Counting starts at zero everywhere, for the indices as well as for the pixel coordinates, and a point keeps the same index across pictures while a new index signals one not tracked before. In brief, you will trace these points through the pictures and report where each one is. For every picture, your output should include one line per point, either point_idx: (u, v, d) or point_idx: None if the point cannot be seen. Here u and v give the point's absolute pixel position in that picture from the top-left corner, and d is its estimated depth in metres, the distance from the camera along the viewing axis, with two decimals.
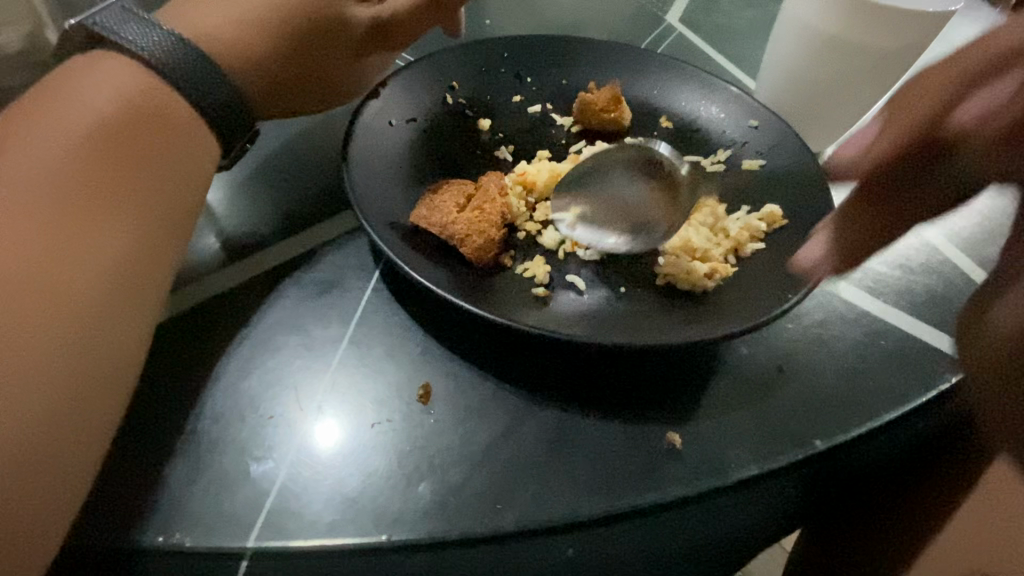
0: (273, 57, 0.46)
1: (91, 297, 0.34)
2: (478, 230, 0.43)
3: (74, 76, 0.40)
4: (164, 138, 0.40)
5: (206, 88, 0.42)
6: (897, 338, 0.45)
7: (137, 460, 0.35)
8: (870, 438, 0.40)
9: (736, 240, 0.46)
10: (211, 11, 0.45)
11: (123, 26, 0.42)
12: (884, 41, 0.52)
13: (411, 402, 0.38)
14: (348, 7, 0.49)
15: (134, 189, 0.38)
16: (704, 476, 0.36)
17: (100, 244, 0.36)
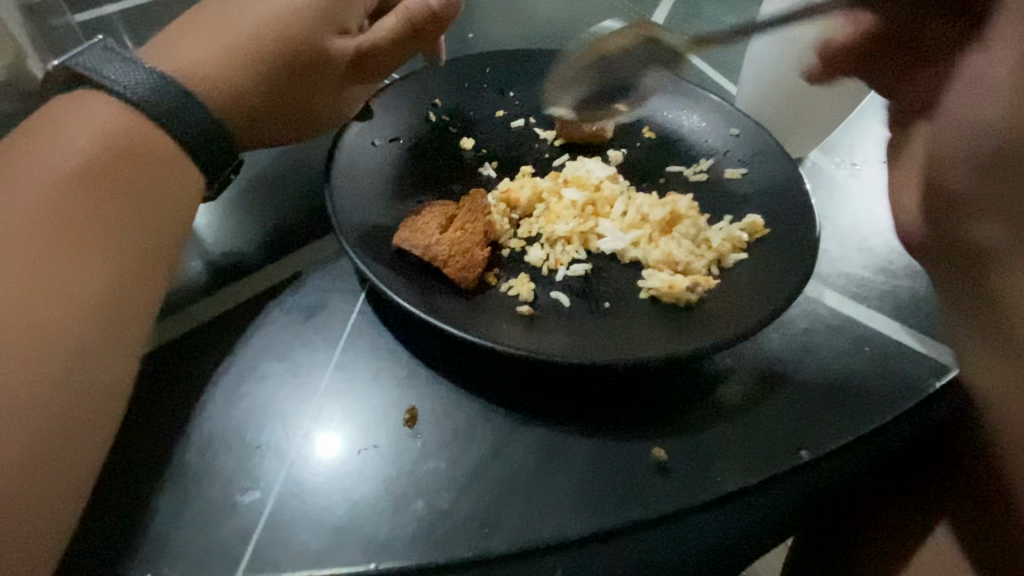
0: (253, 91, 0.46)
1: (76, 338, 0.34)
2: (461, 251, 0.43)
3: (57, 115, 0.40)
4: (145, 170, 0.40)
5: (189, 122, 0.42)
6: (881, 344, 0.45)
7: (125, 493, 0.35)
8: (857, 446, 0.40)
9: (718, 252, 0.46)
10: (195, 45, 0.45)
11: (108, 67, 0.42)
12: None
13: (397, 426, 0.38)
14: (326, 39, 0.48)
15: (115, 223, 0.38)
16: (691, 491, 0.36)
17: (83, 280, 0.36)
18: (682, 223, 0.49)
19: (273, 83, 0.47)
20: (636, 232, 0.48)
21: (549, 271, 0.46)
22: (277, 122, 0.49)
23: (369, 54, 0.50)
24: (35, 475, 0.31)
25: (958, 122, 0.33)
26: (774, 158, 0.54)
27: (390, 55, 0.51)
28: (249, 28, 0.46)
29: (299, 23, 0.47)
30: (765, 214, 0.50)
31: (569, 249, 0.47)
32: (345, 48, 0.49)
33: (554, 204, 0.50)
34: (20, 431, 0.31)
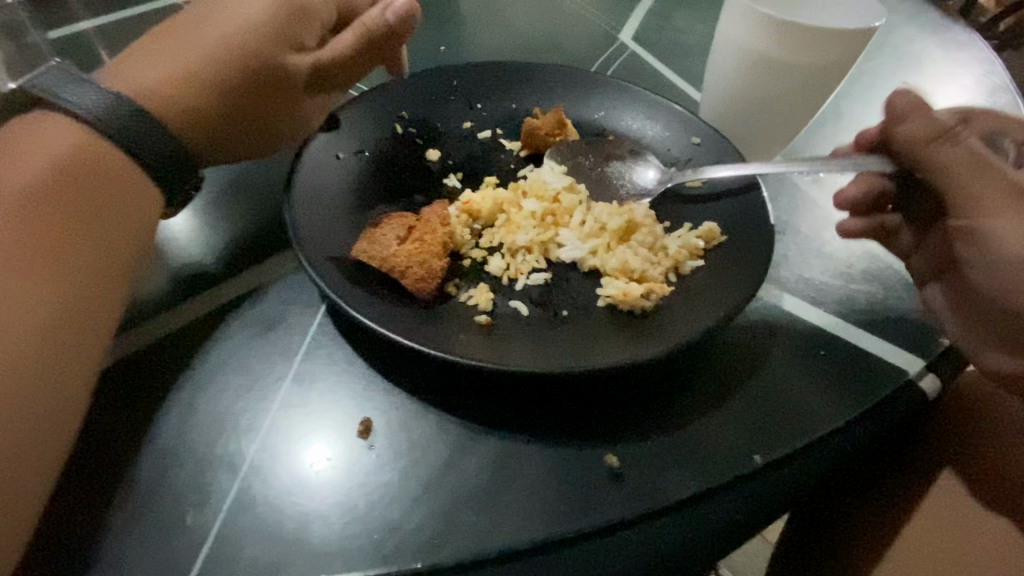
0: (212, 109, 0.46)
1: (25, 357, 0.34)
2: (419, 262, 0.43)
3: (15, 137, 0.41)
4: (101, 189, 0.40)
5: (148, 142, 0.43)
6: (836, 348, 0.46)
7: (74, 513, 0.34)
8: (814, 449, 0.40)
9: (675, 259, 0.47)
10: (153, 65, 0.46)
11: (65, 87, 0.42)
12: (813, 60, 0.53)
13: (353, 439, 0.38)
14: (283, 56, 0.49)
15: (69, 241, 0.38)
16: (643, 497, 0.36)
17: (35, 298, 0.36)
18: (639, 231, 0.49)
19: (233, 100, 0.47)
20: (594, 241, 0.49)
21: (509, 280, 0.46)
22: (236, 140, 0.49)
23: (331, 67, 0.52)
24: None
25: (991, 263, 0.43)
26: (734, 166, 0.55)
27: (349, 68, 0.53)
28: (206, 48, 0.47)
29: (257, 41, 0.48)
30: (725, 221, 0.50)
31: (528, 258, 0.48)
32: (307, 64, 0.50)
33: (514, 214, 0.51)
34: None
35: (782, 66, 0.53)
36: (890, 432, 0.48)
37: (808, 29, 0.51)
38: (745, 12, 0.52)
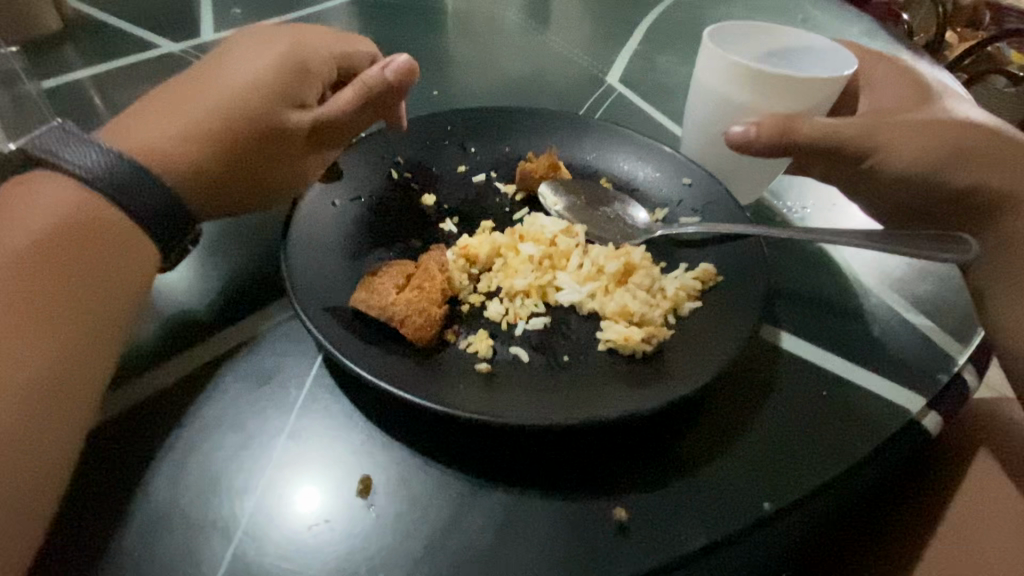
0: (208, 164, 0.46)
1: (10, 423, 0.34)
2: (418, 310, 0.43)
3: (18, 196, 0.41)
4: (99, 245, 0.40)
5: (143, 198, 0.42)
6: (835, 386, 0.46)
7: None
8: (821, 492, 0.40)
9: (673, 301, 0.47)
10: (156, 123, 0.46)
11: (65, 147, 0.42)
12: (793, 106, 0.52)
13: (351, 497, 0.37)
14: (286, 111, 0.49)
15: (61, 302, 0.38)
16: (650, 552, 0.35)
17: (23, 364, 0.35)
18: (636, 273, 0.49)
19: (229, 157, 0.47)
20: (592, 284, 0.49)
21: (509, 325, 0.46)
22: (232, 195, 0.49)
23: (330, 122, 0.51)
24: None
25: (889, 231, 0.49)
26: (725, 205, 0.56)
27: (350, 123, 0.53)
28: (208, 105, 0.47)
29: (259, 100, 0.48)
30: (720, 260, 0.51)
31: (527, 303, 0.47)
32: (303, 121, 0.50)
33: (512, 258, 0.51)
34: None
35: (760, 112, 0.53)
36: (897, 472, 0.47)
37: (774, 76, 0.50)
38: (719, 65, 0.53)
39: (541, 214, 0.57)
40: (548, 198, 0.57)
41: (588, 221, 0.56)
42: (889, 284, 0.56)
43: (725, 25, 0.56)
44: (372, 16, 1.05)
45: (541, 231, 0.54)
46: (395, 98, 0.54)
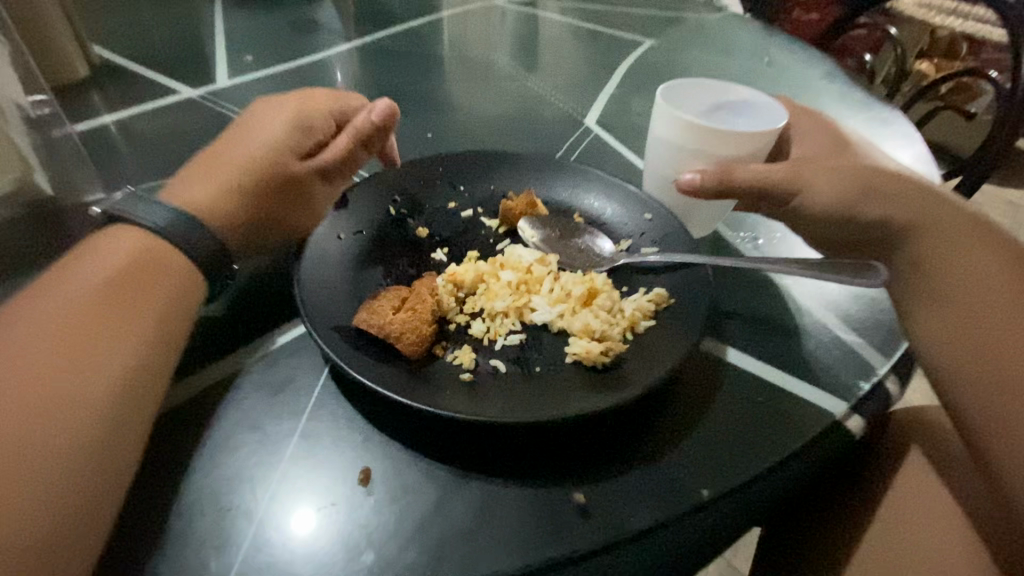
0: (245, 207, 0.56)
1: (84, 420, 0.40)
2: (412, 328, 0.50)
3: (98, 240, 0.49)
4: (161, 277, 0.48)
5: (198, 243, 0.51)
6: (772, 392, 0.54)
7: (116, 563, 0.39)
8: (755, 482, 0.47)
9: (631, 319, 0.55)
10: (195, 183, 0.55)
11: (138, 208, 0.51)
12: (729, 154, 0.61)
13: (354, 486, 0.44)
14: (295, 160, 0.60)
15: (129, 323, 0.45)
16: (605, 530, 0.42)
17: (94, 372, 0.42)
18: (600, 296, 0.57)
19: (261, 200, 0.57)
20: (561, 305, 0.56)
21: (489, 341, 0.54)
22: (268, 230, 0.58)
23: (332, 163, 0.63)
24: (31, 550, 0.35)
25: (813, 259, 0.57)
26: (680, 237, 0.64)
27: (349, 162, 0.64)
28: (234, 164, 0.57)
29: (273, 154, 0.59)
30: (674, 285, 0.59)
31: (506, 322, 0.55)
32: (314, 167, 0.61)
33: (493, 283, 0.59)
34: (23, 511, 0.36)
35: (703, 159, 0.62)
36: (828, 468, 0.55)
37: (717, 130, 0.60)
38: (669, 119, 0.63)
39: (520, 245, 0.66)
40: (527, 231, 0.65)
41: (562, 251, 0.65)
42: (824, 305, 0.64)
43: (675, 85, 0.66)
44: (373, 63, 1.15)
45: (519, 260, 0.62)
46: (379, 137, 0.66)
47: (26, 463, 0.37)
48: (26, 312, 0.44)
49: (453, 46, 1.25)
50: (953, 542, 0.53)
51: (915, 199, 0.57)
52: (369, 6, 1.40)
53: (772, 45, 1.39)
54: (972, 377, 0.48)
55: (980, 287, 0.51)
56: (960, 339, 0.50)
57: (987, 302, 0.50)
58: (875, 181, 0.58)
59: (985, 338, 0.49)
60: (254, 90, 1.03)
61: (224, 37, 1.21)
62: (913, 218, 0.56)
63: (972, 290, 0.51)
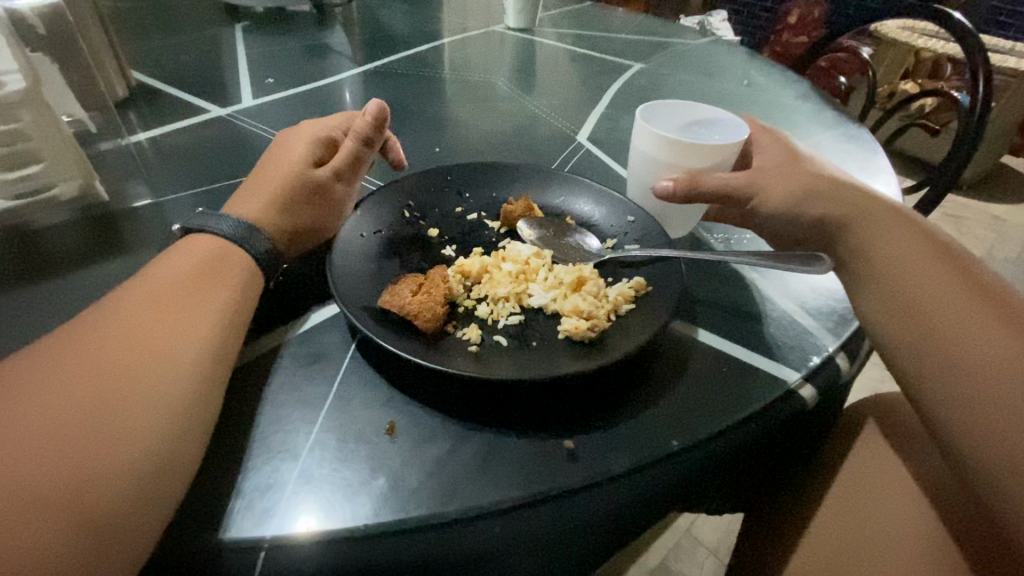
0: (284, 215, 0.65)
1: (169, 376, 0.48)
2: (427, 308, 0.59)
3: (175, 245, 0.60)
4: (226, 269, 0.58)
5: (254, 243, 0.61)
6: (736, 365, 0.62)
7: (191, 493, 0.47)
8: (720, 434, 0.55)
9: (614, 303, 0.63)
10: (243, 201, 0.66)
11: (208, 220, 0.62)
12: (699, 164, 0.71)
13: (381, 436, 0.52)
14: (313, 169, 0.70)
15: (203, 303, 0.55)
16: (590, 471, 0.50)
17: (176, 341, 0.51)
18: (588, 283, 0.66)
19: (295, 208, 0.67)
20: (555, 291, 0.65)
21: (493, 321, 0.62)
22: (308, 234, 0.68)
23: (343, 165, 0.73)
24: (130, 473, 0.43)
25: (770, 252, 0.67)
26: (660, 235, 0.73)
27: (356, 163, 0.74)
28: (270, 182, 0.67)
29: (295, 168, 0.69)
30: (653, 276, 0.68)
31: (507, 305, 0.64)
32: (330, 172, 0.71)
33: (496, 274, 0.68)
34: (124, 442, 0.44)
35: (677, 169, 0.72)
36: (786, 432, 0.63)
37: (688, 144, 0.70)
38: (647, 135, 0.73)
39: (519, 242, 0.75)
40: (525, 231, 0.75)
41: (556, 248, 0.74)
42: (784, 295, 0.73)
43: (653, 106, 0.77)
44: (384, 85, 1.27)
45: (519, 254, 0.71)
46: (375, 136, 0.76)
47: (126, 408, 0.45)
48: (121, 300, 0.53)
49: (457, 70, 1.37)
50: (896, 496, 0.63)
51: (853, 199, 0.67)
52: (379, 33, 1.52)
53: (751, 68, 1.51)
54: (908, 333, 0.56)
55: (909, 260, 0.60)
56: (896, 304, 0.58)
57: (914, 271, 0.59)
58: (819, 186, 0.68)
59: (916, 299, 0.57)
60: (277, 110, 1.14)
61: (247, 62, 1.32)
62: (852, 212, 0.65)
63: (902, 263, 0.60)
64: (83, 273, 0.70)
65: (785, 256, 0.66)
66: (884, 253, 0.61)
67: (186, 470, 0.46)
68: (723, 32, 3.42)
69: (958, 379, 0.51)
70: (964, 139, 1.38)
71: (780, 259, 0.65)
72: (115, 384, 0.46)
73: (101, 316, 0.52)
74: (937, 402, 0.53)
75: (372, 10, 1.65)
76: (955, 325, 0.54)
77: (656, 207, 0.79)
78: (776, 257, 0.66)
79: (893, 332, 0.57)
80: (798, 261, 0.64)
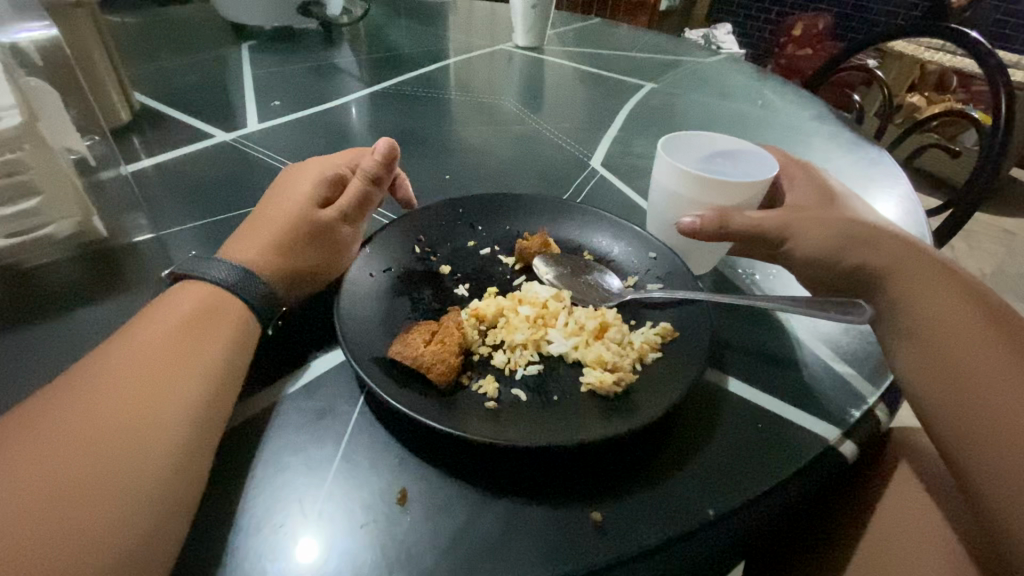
0: (287, 262, 0.62)
1: (159, 443, 0.45)
2: (441, 360, 0.55)
3: (169, 292, 0.57)
4: (222, 319, 0.55)
5: (251, 289, 0.58)
6: (770, 420, 0.58)
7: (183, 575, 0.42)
8: (757, 501, 0.51)
9: (639, 351, 0.60)
10: (242, 246, 0.62)
11: (202, 266, 0.58)
12: (722, 203, 0.67)
13: (392, 504, 0.48)
14: (318, 211, 0.67)
15: (196, 358, 0.51)
16: (621, 547, 0.46)
17: (169, 403, 0.47)
18: (611, 329, 0.62)
19: (298, 253, 0.63)
20: (576, 338, 0.62)
21: (511, 371, 0.59)
22: (310, 280, 0.65)
23: (350, 205, 0.69)
24: (117, 560, 0.39)
25: (798, 300, 0.63)
26: (683, 274, 0.70)
27: (365, 203, 0.71)
28: (273, 226, 0.64)
29: (300, 210, 0.66)
30: (679, 320, 0.64)
31: (525, 353, 0.60)
32: (336, 213, 0.68)
33: (512, 317, 0.64)
34: (106, 525, 0.40)
35: (699, 205, 0.68)
36: (824, 491, 0.59)
37: (712, 180, 0.66)
38: (670, 169, 0.69)
39: (535, 281, 0.71)
40: (541, 269, 0.71)
41: (574, 287, 0.70)
42: (817, 338, 0.69)
43: (676, 136, 0.73)
44: (391, 107, 1.24)
45: (536, 295, 0.67)
46: (386, 175, 0.73)
47: (113, 482, 0.42)
48: (105, 357, 0.50)
49: (465, 91, 1.34)
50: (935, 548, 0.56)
51: (893, 248, 0.63)
52: (386, 52, 1.50)
53: (766, 88, 1.48)
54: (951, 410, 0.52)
55: (947, 320, 0.56)
56: (932, 364, 0.54)
57: (953, 333, 0.55)
58: (854, 231, 0.64)
59: (955, 363, 0.53)
60: (283, 134, 1.11)
61: (253, 83, 1.30)
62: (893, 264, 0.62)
63: (941, 322, 0.56)
64: (80, 314, 0.67)
65: (819, 305, 0.61)
66: (937, 305, 0.57)
67: (176, 551, 0.42)
68: (729, 46, 3.40)
69: (992, 461, 0.48)
70: (988, 163, 1.34)
71: (814, 306, 0.62)
72: (103, 455, 0.43)
73: (81, 375, 0.48)
74: (974, 480, 0.49)
75: (379, 29, 1.64)
76: (993, 399, 0.50)
77: (676, 244, 0.75)
78: (809, 304, 0.62)
79: (926, 394, 0.54)
80: (833, 309, 0.60)
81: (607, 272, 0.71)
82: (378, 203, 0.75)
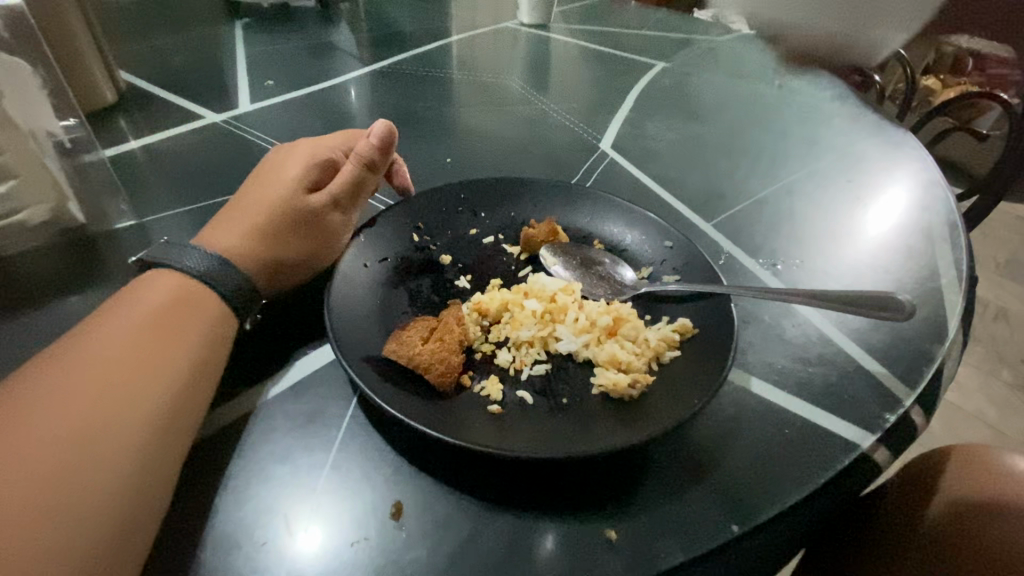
0: (268, 253, 0.58)
1: (127, 452, 0.41)
2: (440, 359, 0.50)
3: (137, 281, 0.52)
4: (196, 312, 0.50)
5: (228, 281, 0.53)
6: (797, 426, 0.53)
7: None
8: (787, 516, 0.46)
9: (655, 350, 0.55)
10: (221, 233, 0.57)
11: (173, 253, 0.54)
12: None
13: (385, 519, 0.44)
14: (307, 197, 0.61)
15: (167, 356, 0.47)
16: (638, 568, 0.42)
17: (137, 406, 0.43)
18: (624, 326, 0.58)
19: (281, 243, 0.59)
20: (586, 335, 0.57)
21: (517, 371, 0.54)
22: (294, 272, 0.60)
23: (342, 191, 0.64)
24: None
25: (823, 297, 0.59)
26: (701, 266, 0.64)
27: (359, 191, 0.66)
28: (256, 213, 0.59)
29: (287, 197, 0.61)
30: (698, 315, 0.59)
31: (532, 351, 0.56)
32: (326, 200, 0.62)
33: (518, 312, 0.59)
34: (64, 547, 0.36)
35: None
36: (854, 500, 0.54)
37: None
38: None
39: (542, 272, 0.67)
40: (548, 259, 0.67)
41: (585, 280, 0.66)
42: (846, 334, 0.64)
43: None
44: (391, 88, 1.18)
45: (544, 287, 0.62)
46: (383, 161, 0.68)
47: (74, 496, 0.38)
48: (66, 354, 0.45)
49: (469, 71, 1.27)
50: None
51: None
52: (385, 30, 1.43)
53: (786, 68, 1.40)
54: None
55: None
56: None
57: None
58: None
59: None
60: (276, 116, 1.06)
61: (246, 62, 1.24)
62: None
63: None
64: (56, 308, 0.63)
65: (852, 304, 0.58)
66: None
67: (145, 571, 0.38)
68: None
69: None
70: None
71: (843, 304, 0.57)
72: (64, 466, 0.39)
73: (38, 376, 0.44)
74: None
75: (378, 6, 1.56)
76: None
77: None
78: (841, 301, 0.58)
79: None
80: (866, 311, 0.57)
81: (621, 263, 0.67)
82: (373, 190, 0.69)
